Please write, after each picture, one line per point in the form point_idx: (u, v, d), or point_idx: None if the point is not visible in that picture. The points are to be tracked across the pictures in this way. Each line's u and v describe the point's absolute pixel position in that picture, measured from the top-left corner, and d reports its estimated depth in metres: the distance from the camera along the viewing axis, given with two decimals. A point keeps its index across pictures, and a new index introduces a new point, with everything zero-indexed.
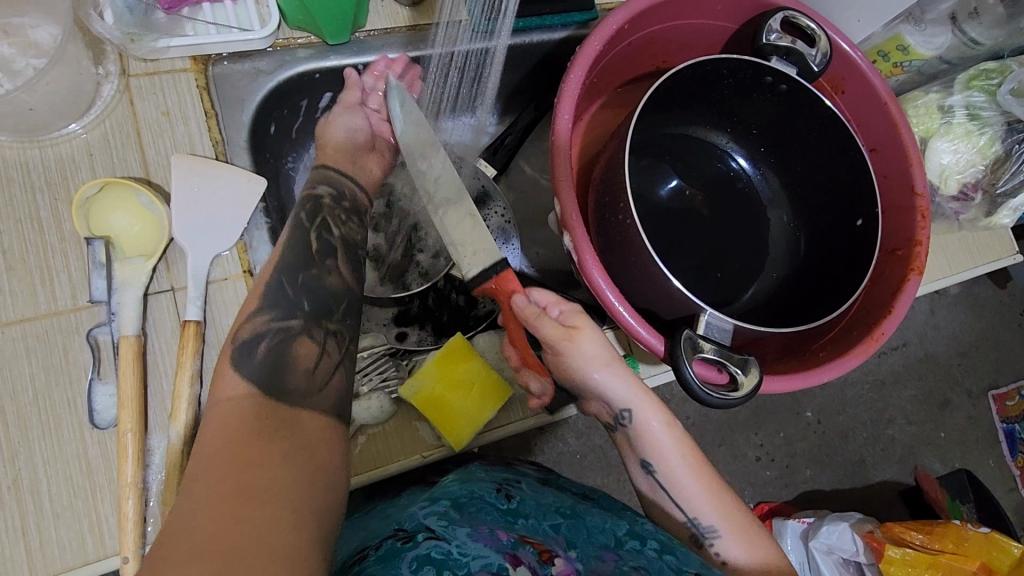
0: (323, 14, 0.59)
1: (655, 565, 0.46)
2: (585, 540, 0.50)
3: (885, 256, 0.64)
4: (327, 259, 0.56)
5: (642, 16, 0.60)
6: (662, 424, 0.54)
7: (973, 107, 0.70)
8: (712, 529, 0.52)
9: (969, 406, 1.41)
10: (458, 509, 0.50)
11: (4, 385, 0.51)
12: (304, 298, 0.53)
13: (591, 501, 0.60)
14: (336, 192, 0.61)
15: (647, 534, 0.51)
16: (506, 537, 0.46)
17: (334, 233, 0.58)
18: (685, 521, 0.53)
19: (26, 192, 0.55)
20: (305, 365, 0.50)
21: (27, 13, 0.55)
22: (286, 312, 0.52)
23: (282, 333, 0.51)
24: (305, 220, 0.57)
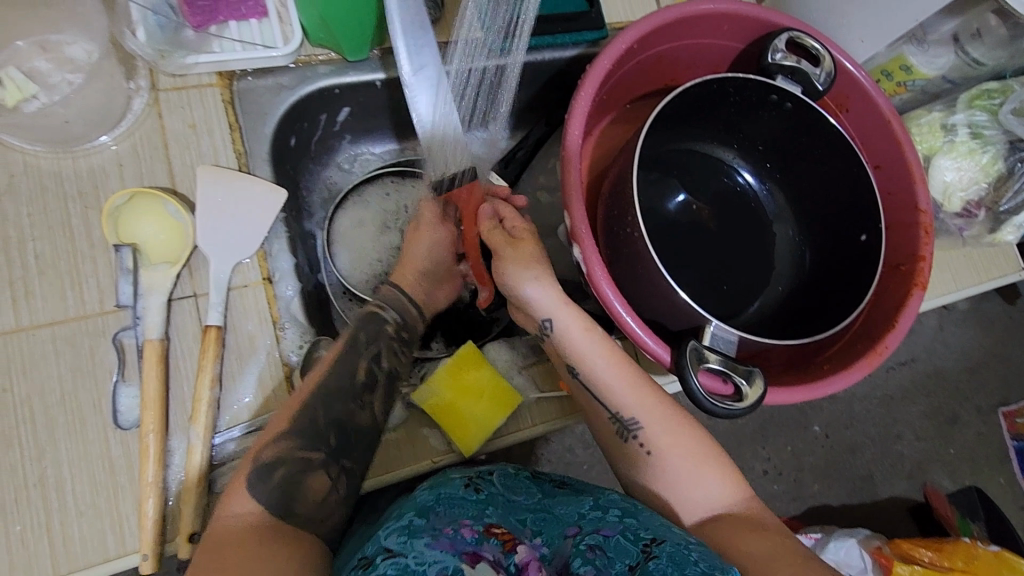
0: (344, 30, 0.61)
1: (614, 535, 0.50)
2: (552, 524, 0.54)
3: (889, 271, 0.66)
4: (366, 394, 0.56)
5: (651, 36, 0.63)
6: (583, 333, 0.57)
7: (976, 126, 0.71)
8: (635, 423, 0.57)
9: (978, 423, 1.41)
10: (422, 515, 0.51)
11: (33, 385, 0.53)
12: (331, 432, 0.53)
13: (569, 485, 0.61)
14: (401, 320, 0.62)
15: (611, 502, 0.54)
16: (471, 534, 0.49)
17: (383, 364, 0.58)
18: (610, 418, 0.57)
19: (58, 201, 0.57)
20: (315, 496, 0.51)
21: (65, 31, 0.58)
22: (311, 441, 0.52)
23: (301, 464, 0.51)
24: (361, 342, 0.58)
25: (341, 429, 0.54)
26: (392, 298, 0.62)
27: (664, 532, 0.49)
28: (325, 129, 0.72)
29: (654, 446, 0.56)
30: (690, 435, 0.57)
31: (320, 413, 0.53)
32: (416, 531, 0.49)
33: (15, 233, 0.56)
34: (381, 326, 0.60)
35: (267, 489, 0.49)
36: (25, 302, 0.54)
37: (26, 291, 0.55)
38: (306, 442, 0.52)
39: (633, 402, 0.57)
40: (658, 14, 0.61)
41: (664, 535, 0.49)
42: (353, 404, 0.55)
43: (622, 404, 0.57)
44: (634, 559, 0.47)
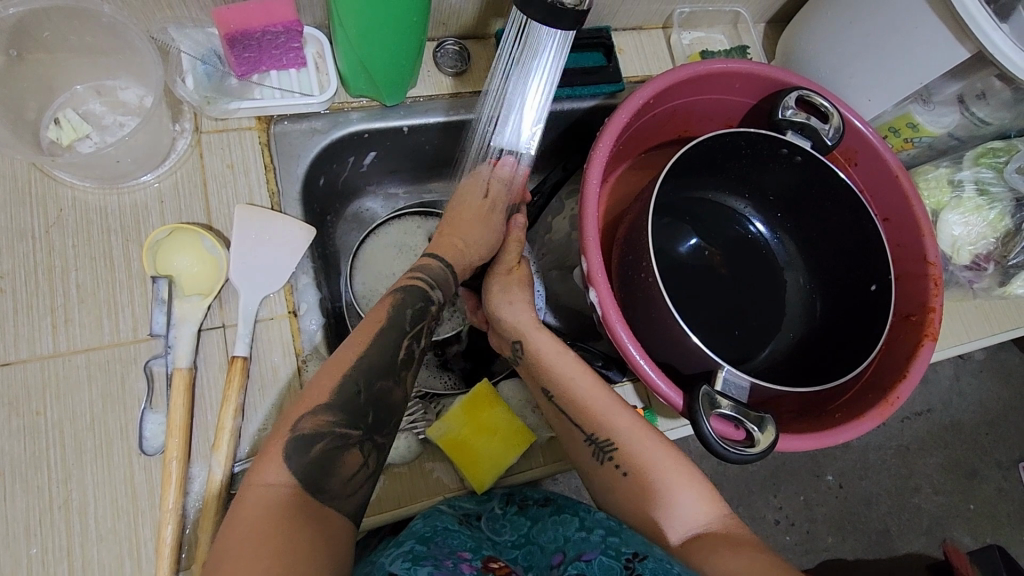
0: (383, 77, 0.65)
1: (595, 558, 0.52)
2: (539, 555, 0.57)
3: (900, 321, 0.67)
4: (404, 371, 0.55)
5: (666, 92, 0.66)
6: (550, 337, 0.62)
7: (982, 182, 0.73)
8: (608, 443, 0.58)
9: (999, 477, 1.37)
10: (422, 542, 0.52)
11: (65, 410, 0.55)
12: (371, 409, 0.52)
13: (552, 501, 0.63)
14: (443, 298, 0.60)
15: (595, 523, 0.57)
16: (470, 569, 0.51)
17: (422, 343, 0.57)
18: (586, 440, 0.59)
19: (102, 233, 0.60)
20: (347, 473, 0.49)
21: (120, 77, 0.63)
22: (352, 417, 0.50)
23: (339, 439, 0.49)
24: (408, 321, 0.56)
25: (381, 407, 0.52)
26: (437, 274, 0.60)
27: (645, 547, 0.51)
28: (353, 170, 0.76)
29: (630, 465, 0.57)
30: (663, 451, 0.57)
31: (361, 390, 0.51)
32: (419, 558, 0.50)
33: (60, 262, 0.59)
34: (427, 304, 0.58)
35: (302, 462, 0.47)
36: (64, 328, 0.57)
37: (65, 318, 0.57)
38: (346, 419, 0.50)
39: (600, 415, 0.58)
40: (672, 72, 0.64)
41: (647, 551, 0.50)
42: (390, 381, 0.53)
43: (594, 415, 0.58)
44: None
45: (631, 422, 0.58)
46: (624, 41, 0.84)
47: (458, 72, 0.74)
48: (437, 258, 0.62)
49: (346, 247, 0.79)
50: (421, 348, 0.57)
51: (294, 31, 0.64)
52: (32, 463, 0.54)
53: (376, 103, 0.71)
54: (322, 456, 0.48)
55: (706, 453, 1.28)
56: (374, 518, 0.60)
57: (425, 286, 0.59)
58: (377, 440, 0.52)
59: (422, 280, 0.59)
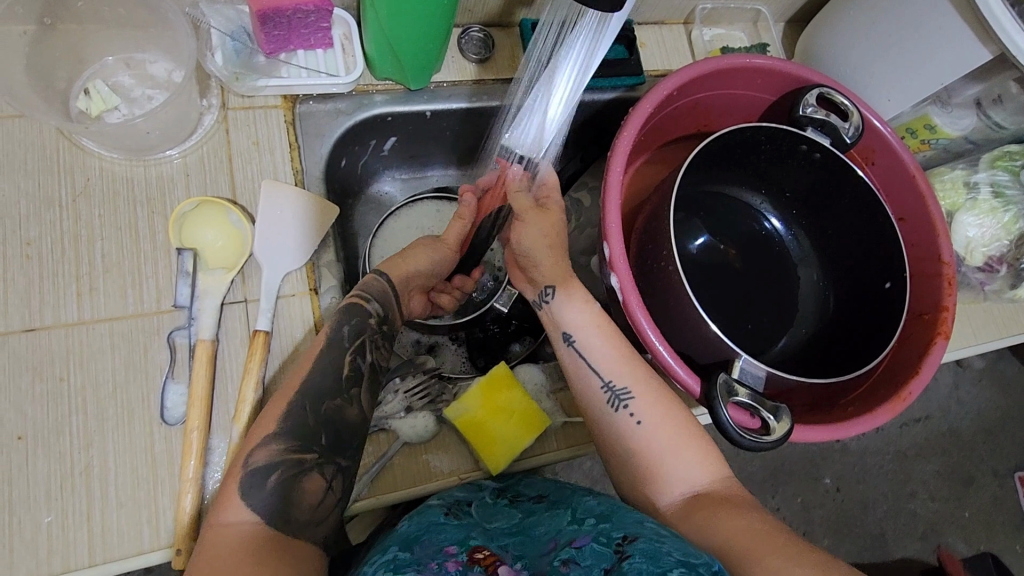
0: (410, 59, 0.65)
1: (587, 545, 0.50)
2: (531, 545, 0.54)
3: (913, 319, 0.67)
4: (353, 388, 0.55)
5: (690, 84, 0.67)
6: (579, 301, 0.60)
7: (998, 185, 0.74)
8: (626, 392, 0.58)
9: (994, 486, 1.39)
10: (406, 548, 0.50)
11: (88, 376, 0.56)
12: (324, 431, 0.52)
13: (546, 497, 0.62)
14: (384, 314, 0.59)
15: (587, 513, 0.55)
16: (455, 566, 0.48)
17: (367, 359, 0.57)
18: (602, 387, 0.59)
19: (128, 204, 0.61)
20: (310, 500, 0.50)
21: (148, 50, 0.63)
22: (304, 442, 0.51)
23: (295, 466, 0.50)
24: (346, 336, 0.56)
25: (333, 429, 0.53)
26: (375, 287, 0.60)
27: (636, 530, 0.50)
28: (373, 153, 0.77)
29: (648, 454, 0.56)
30: (663, 414, 0.57)
31: (310, 412, 0.52)
32: (402, 565, 0.48)
33: (86, 231, 0.59)
34: (362, 319, 0.57)
35: (263, 496, 0.48)
36: (88, 297, 0.57)
37: (90, 287, 0.58)
38: (299, 443, 0.51)
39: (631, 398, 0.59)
40: (696, 65, 0.65)
41: (637, 532, 0.49)
42: (342, 399, 0.54)
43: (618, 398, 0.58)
44: (609, 562, 0.47)
45: (638, 374, 0.59)
46: (646, 35, 0.84)
47: (481, 59, 0.75)
48: (379, 275, 0.61)
49: (363, 229, 0.80)
50: (369, 365, 0.57)
51: (323, 11, 0.63)
52: (54, 428, 0.54)
53: (400, 86, 0.71)
54: (281, 486, 0.49)
55: None
56: (390, 497, 0.60)
57: (362, 300, 0.58)
58: (340, 463, 0.52)
59: (359, 295, 0.59)
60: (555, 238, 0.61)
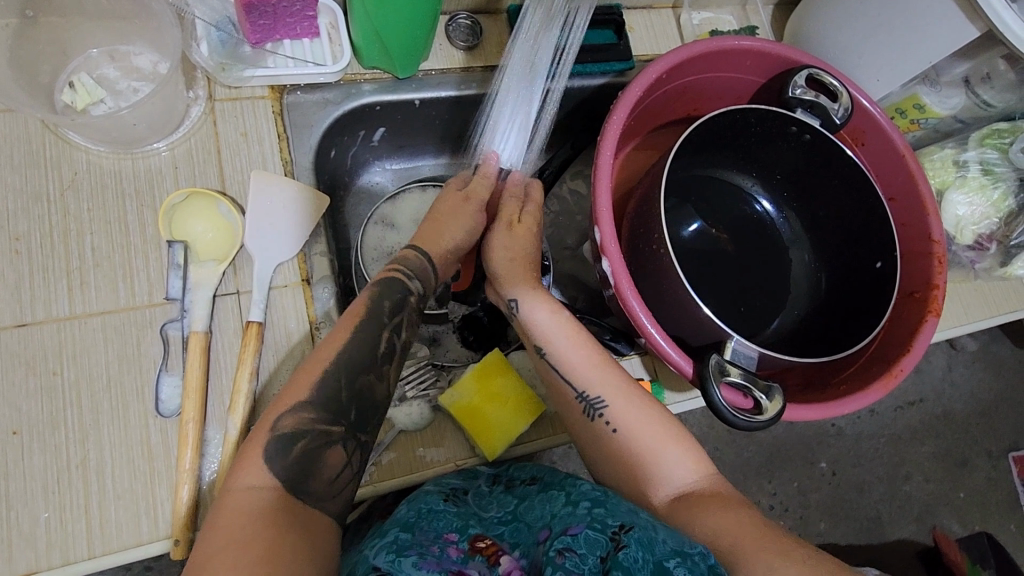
0: (397, 49, 0.65)
1: (581, 531, 0.49)
2: (526, 533, 0.55)
3: (903, 298, 0.68)
4: (385, 364, 0.55)
5: (678, 67, 0.66)
6: (546, 311, 0.60)
7: (987, 162, 0.75)
8: (599, 401, 0.58)
9: (988, 467, 1.40)
10: (407, 530, 0.52)
11: (82, 370, 0.55)
12: (351, 407, 0.52)
13: (540, 480, 0.61)
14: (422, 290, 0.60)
15: (581, 496, 0.54)
16: (456, 553, 0.50)
17: (402, 337, 0.57)
18: (577, 398, 0.59)
19: (117, 198, 0.60)
20: (328, 474, 0.50)
21: (133, 42, 0.63)
22: (332, 414, 0.51)
23: (321, 436, 0.50)
24: (385, 313, 0.56)
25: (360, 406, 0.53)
26: (416, 264, 0.60)
27: (630, 517, 0.49)
28: (362, 144, 0.76)
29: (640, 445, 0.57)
30: (644, 415, 0.58)
31: (342, 386, 0.52)
32: (404, 549, 0.49)
33: (75, 225, 0.59)
34: (403, 296, 0.58)
35: (284, 463, 0.48)
36: (80, 291, 0.57)
37: (81, 281, 0.58)
38: (328, 416, 0.51)
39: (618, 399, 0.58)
40: (684, 48, 0.65)
41: (633, 521, 0.48)
42: (373, 376, 0.54)
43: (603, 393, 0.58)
44: (605, 550, 0.46)
45: (608, 368, 0.60)
46: (634, 20, 0.84)
47: (470, 46, 0.74)
48: (416, 249, 0.61)
49: (355, 220, 0.80)
50: (403, 342, 0.57)
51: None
52: (49, 423, 0.54)
53: (388, 75, 0.71)
54: (302, 455, 0.49)
55: (703, 440, 1.30)
56: (390, 483, 0.61)
57: (404, 278, 0.59)
58: (360, 438, 0.52)
59: (398, 269, 0.59)
60: (523, 249, 0.62)
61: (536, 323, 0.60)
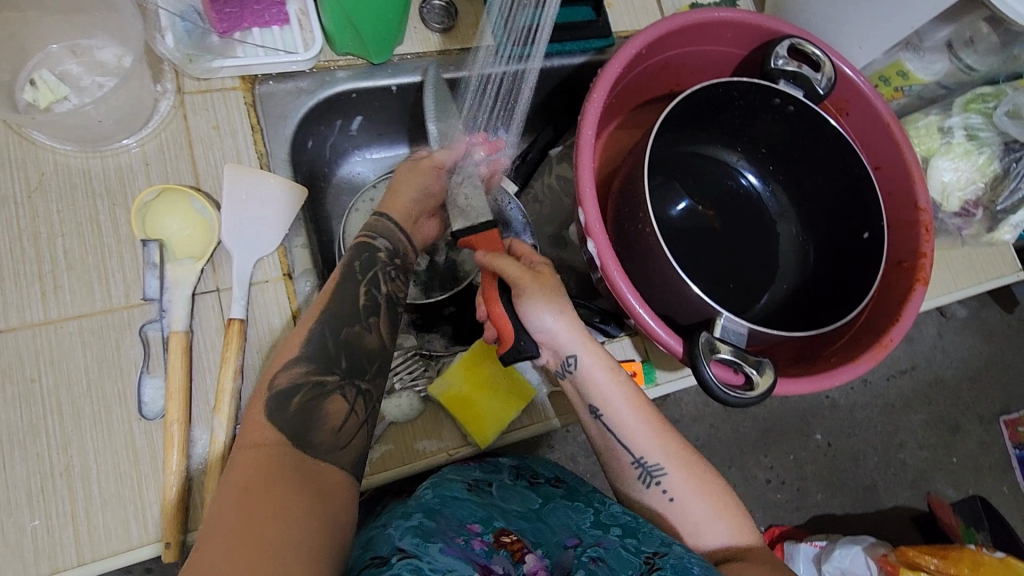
0: (369, 33, 0.64)
1: (614, 547, 0.51)
2: (548, 532, 0.55)
3: (892, 268, 0.68)
4: (371, 317, 0.57)
5: (659, 42, 0.65)
6: (605, 371, 0.55)
7: (972, 128, 0.74)
8: (658, 468, 0.55)
9: (980, 431, 1.42)
10: (431, 517, 0.52)
11: (60, 376, 0.54)
12: (342, 356, 0.53)
13: (563, 483, 0.64)
14: (392, 248, 0.62)
15: (612, 519, 0.54)
16: (481, 546, 0.51)
17: (381, 289, 0.59)
18: (633, 462, 0.55)
19: (87, 197, 0.59)
20: (332, 424, 0.50)
21: (95, 36, 0.61)
22: (325, 364, 0.52)
23: (317, 387, 0.51)
24: (357, 270, 0.58)
25: (351, 353, 0.54)
26: (380, 227, 0.63)
27: (665, 546, 0.50)
28: (340, 133, 0.75)
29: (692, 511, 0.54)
30: (699, 483, 0.55)
31: (329, 338, 0.53)
32: (428, 534, 0.49)
33: (45, 227, 0.57)
34: (373, 254, 0.60)
35: (286, 416, 0.48)
36: (54, 296, 0.56)
37: (54, 285, 0.56)
38: (319, 367, 0.52)
39: (676, 463, 0.55)
40: (664, 21, 0.64)
41: (667, 549, 0.49)
42: (359, 327, 0.55)
43: (656, 453, 0.55)
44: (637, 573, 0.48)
45: (654, 419, 0.56)
46: None
47: (445, 28, 0.73)
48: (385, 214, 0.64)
49: (336, 212, 0.78)
50: (384, 295, 0.59)
51: None
52: (29, 431, 0.53)
53: (363, 61, 0.69)
54: (300, 410, 0.49)
55: (698, 417, 1.31)
56: (385, 475, 0.60)
57: (369, 238, 0.61)
58: (359, 387, 0.54)
59: (366, 234, 0.62)
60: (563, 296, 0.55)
61: (594, 380, 0.55)
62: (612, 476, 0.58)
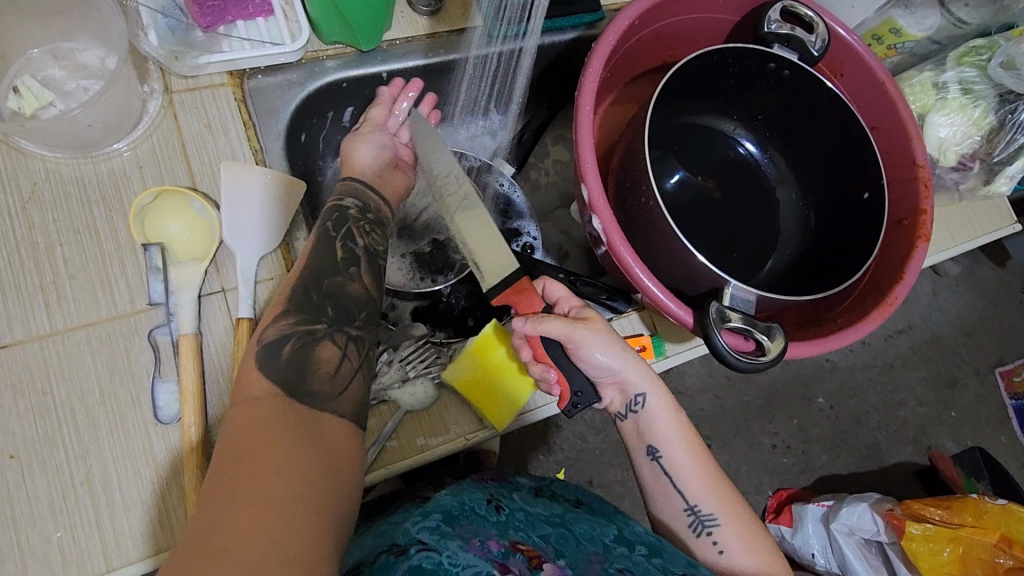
0: (357, 20, 0.62)
1: (642, 563, 0.51)
2: (573, 544, 0.53)
3: (892, 227, 0.68)
4: (351, 269, 0.56)
5: (651, 12, 0.64)
6: (669, 410, 0.57)
7: (966, 82, 0.73)
8: (711, 518, 0.55)
9: (977, 384, 1.44)
10: (449, 521, 0.51)
11: (73, 386, 0.54)
12: (329, 305, 0.53)
13: (585, 505, 0.62)
14: (362, 205, 0.62)
15: (635, 538, 0.55)
16: (497, 547, 0.48)
17: (357, 242, 0.58)
18: (685, 509, 0.56)
19: (82, 205, 0.58)
20: (327, 370, 0.50)
21: (76, 38, 0.59)
22: (309, 315, 0.52)
23: (305, 336, 0.50)
24: (331, 228, 0.58)
25: (336, 303, 0.54)
26: (348, 189, 0.62)
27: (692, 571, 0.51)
28: (334, 127, 0.74)
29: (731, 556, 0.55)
30: (744, 528, 0.56)
31: (311, 289, 0.53)
32: (447, 535, 0.49)
33: (42, 238, 0.56)
34: (343, 212, 0.60)
35: (280, 367, 0.48)
36: (58, 307, 0.55)
37: (57, 295, 0.55)
38: (306, 316, 0.51)
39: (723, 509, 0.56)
40: None
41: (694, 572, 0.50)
42: (343, 276, 0.55)
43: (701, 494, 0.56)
44: None
45: (707, 462, 0.57)
46: None
47: (432, 10, 0.71)
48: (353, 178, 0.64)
49: None
50: (362, 247, 0.58)
51: None
52: (46, 442, 0.52)
53: (352, 49, 0.68)
54: None
55: (702, 388, 1.33)
56: (402, 465, 0.61)
57: (336, 199, 0.61)
58: (349, 333, 0.53)
59: (335, 197, 0.61)
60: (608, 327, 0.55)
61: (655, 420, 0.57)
62: (654, 514, 0.59)
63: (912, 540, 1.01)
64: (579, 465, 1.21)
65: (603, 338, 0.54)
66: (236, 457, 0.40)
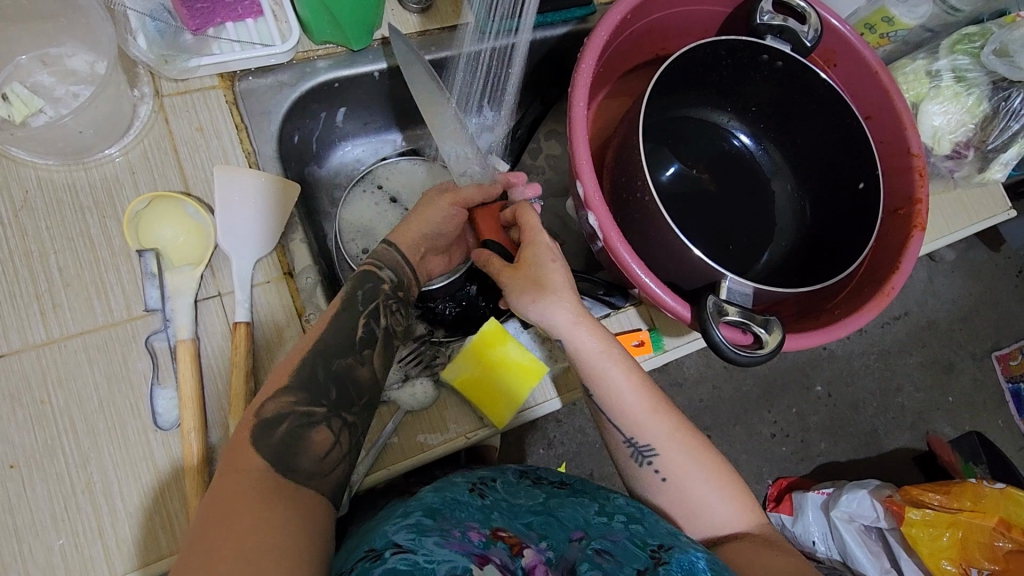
0: (347, 20, 0.62)
1: (622, 540, 0.51)
2: (557, 527, 0.53)
3: (888, 217, 0.68)
4: (365, 348, 0.55)
5: (643, 6, 0.64)
6: (597, 348, 0.56)
7: (959, 69, 0.73)
8: (650, 449, 0.56)
9: (973, 368, 1.45)
10: (430, 515, 0.50)
11: (71, 394, 0.54)
12: (332, 385, 0.52)
13: (569, 485, 0.60)
14: (397, 280, 0.59)
15: (616, 509, 0.55)
16: (478, 537, 0.48)
17: (379, 323, 0.57)
18: (625, 442, 0.57)
19: (76, 212, 0.57)
20: (317, 451, 0.49)
21: (64, 44, 0.59)
22: (313, 395, 0.51)
23: (303, 417, 0.50)
24: (359, 304, 0.56)
25: (342, 384, 0.53)
26: (387, 257, 0.59)
27: (670, 538, 0.51)
28: (325, 126, 0.74)
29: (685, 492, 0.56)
30: (710, 471, 0.56)
31: (320, 367, 0.52)
32: (426, 530, 0.47)
33: (36, 246, 0.56)
34: (377, 285, 0.58)
35: (270, 442, 0.47)
36: (53, 314, 0.55)
37: (53, 303, 0.55)
38: (307, 397, 0.51)
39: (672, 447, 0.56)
40: None
41: (672, 542, 0.50)
42: (351, 356, 0.54)
43: (641, 428, 0.56)
44: (644, 563, 0.48)
45: (654, 399, 0.57)
46: None
47: (423, 8, 0.71)
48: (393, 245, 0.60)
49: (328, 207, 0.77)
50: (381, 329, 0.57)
51: None
52: (46, 451, 0.52)
53: (342, 49, 0.68)
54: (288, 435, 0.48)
55: (701, 378, 1.33)
56: (402, 466, 0.61)
57: (375, 268, 0.58)
58: (346, 418, 0.52)
59: (372, 263, 0.59)
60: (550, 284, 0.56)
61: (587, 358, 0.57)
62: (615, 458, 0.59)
63: (913, 526, 1.02)
64: (580, 458, 1.22)
65: (540, 293, 0.55)
66: (210, 542, 0.39)
